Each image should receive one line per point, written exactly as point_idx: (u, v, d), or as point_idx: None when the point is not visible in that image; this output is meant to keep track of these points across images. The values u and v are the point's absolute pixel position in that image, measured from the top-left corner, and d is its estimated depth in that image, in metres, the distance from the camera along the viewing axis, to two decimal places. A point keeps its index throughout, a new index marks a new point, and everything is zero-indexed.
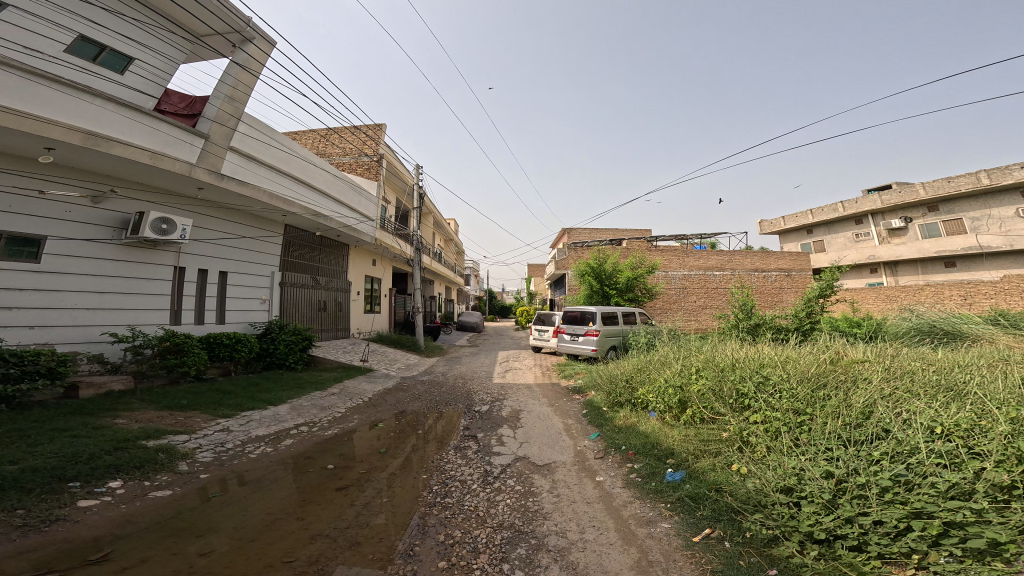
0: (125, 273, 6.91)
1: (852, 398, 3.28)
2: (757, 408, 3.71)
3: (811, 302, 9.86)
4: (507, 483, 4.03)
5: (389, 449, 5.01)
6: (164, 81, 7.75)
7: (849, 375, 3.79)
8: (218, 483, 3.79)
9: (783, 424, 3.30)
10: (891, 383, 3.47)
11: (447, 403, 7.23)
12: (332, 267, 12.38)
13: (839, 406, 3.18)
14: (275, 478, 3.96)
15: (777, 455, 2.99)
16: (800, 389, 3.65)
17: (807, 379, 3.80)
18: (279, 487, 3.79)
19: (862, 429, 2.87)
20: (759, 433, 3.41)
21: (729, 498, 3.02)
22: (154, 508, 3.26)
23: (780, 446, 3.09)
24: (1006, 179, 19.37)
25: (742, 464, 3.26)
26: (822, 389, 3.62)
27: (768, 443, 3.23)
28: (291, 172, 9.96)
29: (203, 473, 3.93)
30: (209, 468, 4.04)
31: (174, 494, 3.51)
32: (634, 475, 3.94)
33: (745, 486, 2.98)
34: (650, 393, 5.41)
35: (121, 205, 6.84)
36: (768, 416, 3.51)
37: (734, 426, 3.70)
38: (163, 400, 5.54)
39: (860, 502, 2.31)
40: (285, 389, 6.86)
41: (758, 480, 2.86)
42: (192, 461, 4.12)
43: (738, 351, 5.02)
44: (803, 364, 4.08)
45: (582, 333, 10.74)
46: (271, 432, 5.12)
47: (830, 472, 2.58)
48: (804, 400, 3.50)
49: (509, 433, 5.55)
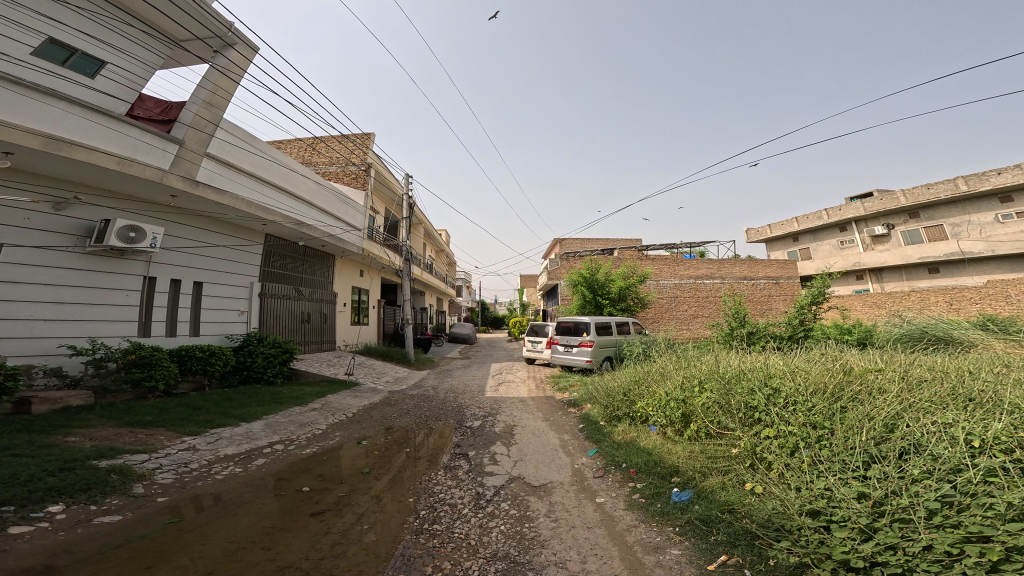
0: (87, 283, 6.45)
1: (874, 409, 3.05)
2: (769, 423, 3.47)
3: (804, 309, 9.77)
4: (501, 507, 3.70)
5: (373, 469, 4.61)
6: (139, 85, 7.47)
7: (864, 386, 3.54)
8: (180, 507, 3.39)
9: (801, 440, 3.07)
10: (912, 393, 3.25)
11: (437, 418, 6.84)
12: (316, 278, 11.95)
13: (861, 419, 2.96)
14: (244, 502, 3.56)
15: (798, 475, 2.79)
16: (813, 397, 3.46)
17: (821, 390, 3.55)
18: (247, 513, 3.38)
19: (892, 445, 2.65)
20: (775, 448, 3.19)
21: (747, 521, 2.76)
22: (100, 536, 2.86)
23: (800, 464, 2.89)
24: (983, 185, 20.07)
25: (758, 484, 3.03)
26: (838, 400, 3.38)
27: (784, 459, 3.03)
28: (271, 179, 9.60)
29: (160, 496, 3.51)
30: (168, 490, 3.62)
31: (124, 520, 3.09)
32: (637, 495, 3.66)
33: (764, 507, 2.74)
34: (651, 406, 5.13)
35: (87, 212, 6.42)
36: (779, 428, 3.31)
37: (745, 441, 3.44)
38: (124, 416, 5.06)
39: (904, 527, 2.09)
40: (261, 405, 6.40)
41: (780, 501, 2.64)
42: (149, 483, 3.69)
43: (741, 361, 4.79)
44: (813, 372, 3.86)
45: (576, 344, 10.47)
46: (242, 451, 4.70)
47: (864, 494, 2.35)
48: (816, 407, 3.31)
49: (502, 450, 5.22)
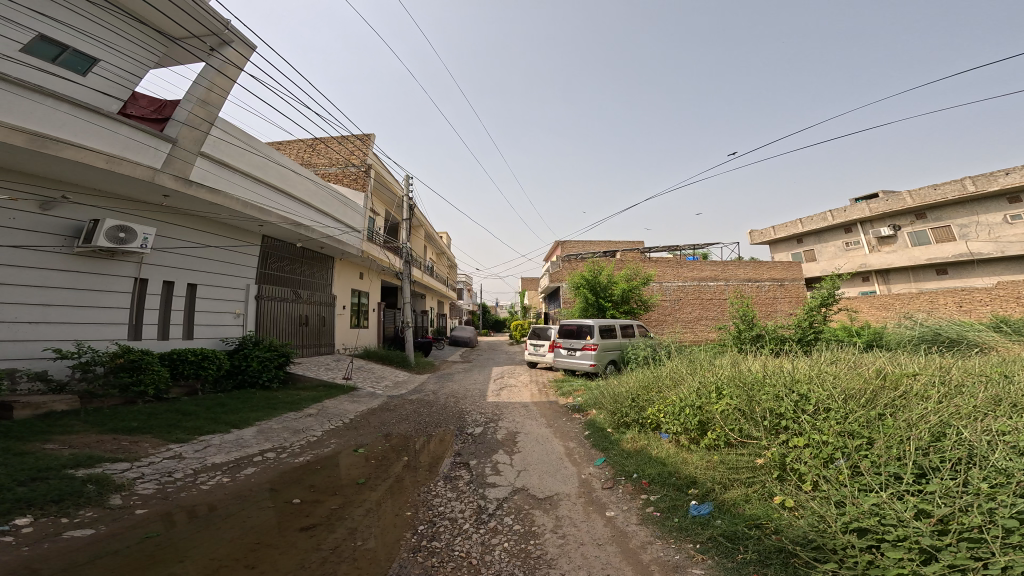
0: (75, 285, 6.26)
1: (919, 415, 2.81)
2: (798, 431, 3.23)
3: (813, 312, 9.46)
4: (505, 522, 3.44)
5: (369, 479, 4.36)
6: (132, 84, 7.32)
7: (901, 390, 3.28)
8: (159, 520, 3.14)
9: (839, 450, 2.83)
10: (958, 399, 2.99)
11: (437, 425, 6.58)
12: (314, 280, 11.75)
13: (905, 427, 2.72)
14: (228, 516, 3.30)
15: (838, 488, 2.56)
16: (845, 402, 3.22)
17: (854, 394, 3.30)
18: (230, 527, 3.13)
19: (947, 456, 2.41)
20: (807, 459, 2.95)
21: (780, 538, 2.54)
22: (67, 552, 2.62)
23: (838, 476, 2.66)
24: (992, 186, 19.75)
25: (791, 499, 2.79)
26: (873, 406, 3.14)
27: (819, 470, 2.80)
28: (268, 179, 9.44)
29: (139, 508, 3.27)
30: (149, 502, 3.38)
31: (97, 534, 2.86)
32: (652, 509, 3.40)
33: (801, 524, 2.51)
34: (663, 412, 4.88)
35: (74, 212, 6.24)
36: (810, 436, 3.08)
37: (772, 451, 3.20)
38: (110, 422, 4.82)
39: (975, 548, 1.86)
40: (254, 410, 6.16)
41: (820, 518, 2.42)
42: (128, 494, 3.45)
43: (760, 364, 4.54)
44: (841, 376, 3.60)
45: (579, 347, 10.22)
46: (230, 459, 4.46)
47: (923, 511, 2.12)
48: (849, 413, 3.07)
49: (505, 459, 4.97)
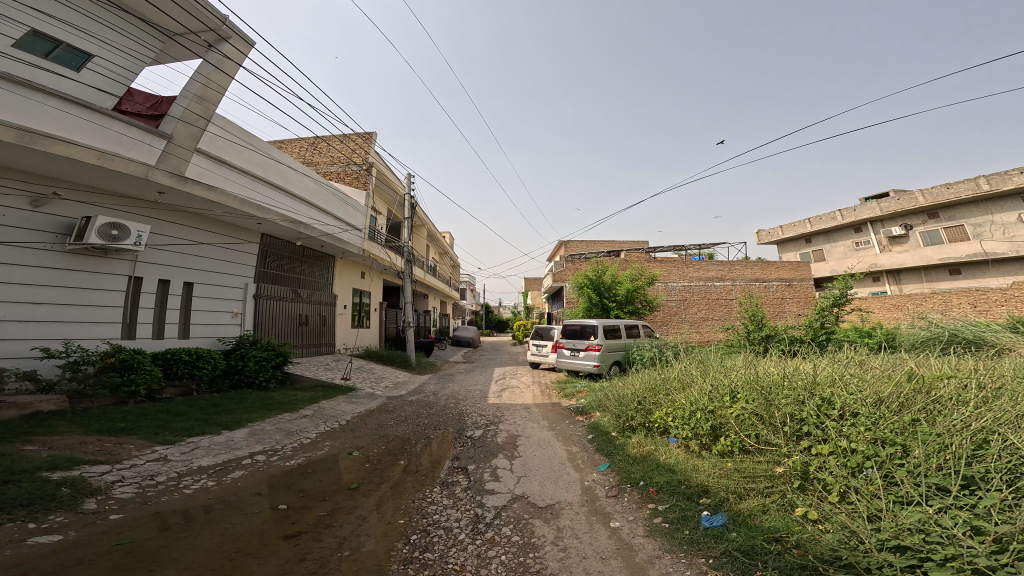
0: (66, 283, 6.15)
1: (959, 420, 2.58)
2: (821, 437, 3.02)
3: (825, 313, 9.13)
4: (502, 533, 3.24)
5: (362, 484, 4.17)
6: (127, 80, 7.24)
7: (934, 392, 3.03)
8: (133, 526, 2.97)
9: (870, 459, 2.61)
10: (1000, 402, 2.74)
11: (436, 427, 6.39)
12: (315, 279, 11.61)
13: (945, 434, 2.50)
14: (208, 522, 3.12)
15: (871, 501, 2.36)
16: (873, 406, 2.99)
17: (882, 397, 3.06)
18: (209, 534, 2.95)
19: (997, 467, 2.20)
20: (832, 466, 2.74)
21: (806, 554, 2.35)
22: (30, 560, 2.45)
23: (869, 487, 2.46)
24: (1007, 184, 19.21)
25: (817, 513, 2.59)
26: (905, 409, 2.91)
27: (847, 480, 2.59)
28: (267, 177, 9.33)
29: (114, 513, 3.10)
30: (126, 507, 3.22)
31: (64, 541, 2.69)
32: (660, 520, 3.18)
33: (829, 540, 2.31)
34: (671, 416, 4.64)
35: (67, 209, 6.14)
36: (835, 442, 2.87)
37: (793, 459, 2.98)
38: (96, 422, 4.68)
39: None
40: (248, 411, 6.01)
41: (854, 536, 2.22)
42: (104, 498, 3.29)
43: (777, 366, 4.28)
44: (867, 379, 3.35)
45: (582, 347, 10.01)
46: (218, 462, 4.30)
47: (977, 530, 1.92)
48: (878, 418, 2.84)
49: (504, 464, 4.77)
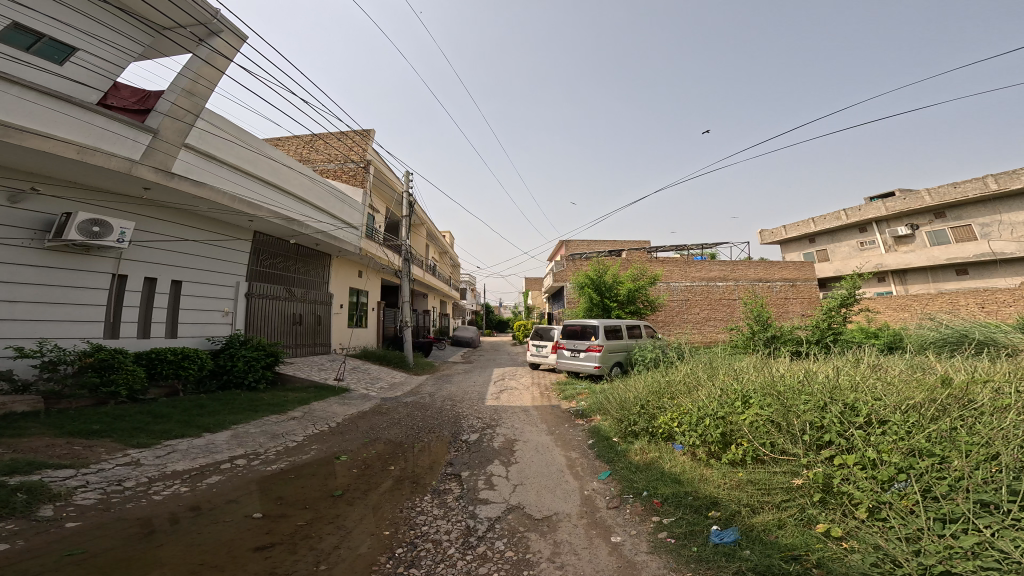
0: (46, 281, 5.95)
1: (1007, 428, 2.33)
2: (845, 446, 2.77)
3: (833, 314, 8.83)
4: (495, 547, 2.99)
5: (346, 491, 3.93)
6: (113, 74, 7.04)
7: (972, 396, 2.75)
8: (90, 536, 2.74)
9: (905, 472, 2.37)
10: None
11: (429, 431, 6.14)
12: (309, 278, 11.40)
13: (991, 445, 2.26)
14: (173, 533, 2.88)
15: (908, 520, 2.13)
16: (904, 413, 2.75)
17: (914, 402, 2.80)
18: (171, 546, 2.71)
19: None
20: (860, 479, 2.51)
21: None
22: None
23: (904, 503, 2.23)
24: (1016, 184, 18.89)
25: (844, 531, 2.35)
26: (940, 415, 2.66)
27: (877, 496, 2.36)
28: (258, 173, 9.14)
29: (71, 521, 2.88)
30: (85, 514, 2.99)
31: (10, 552, 2.47)
32: (664, 535, 2.94)
33: (862, 563, 2.09)
34: (677, 422, 4.39)
35: (47, 205, 5.95)
36: (862, 453, 2.63)
37: (814, 470, 2.74)
38: (68, 424, 4.46)
39: None
40: (233, 413, 5.79)
41: (892, 559, 2.00)
42: (63, 505, 3.06)
43: (790, 369, 4.04)
44: (895, 384, 3.09)
45: (583, 348, 9.78)
46: (194, 467, 4.07)
47: None
48: (912, 426, 2.60)
49: (500, 471, 4.53)
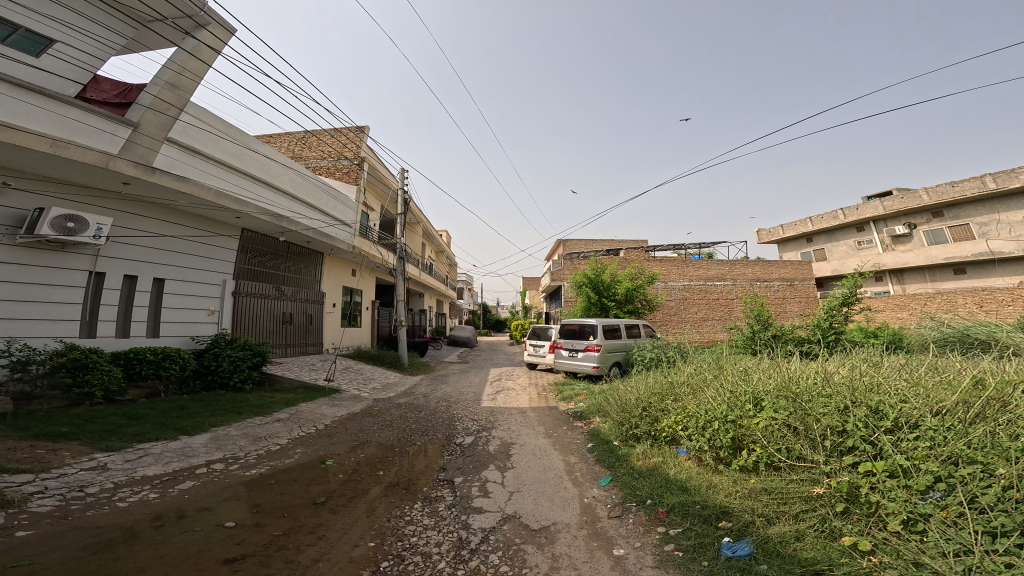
0: (17, 279, 5.66)
1: None
2: (871, 452, 2.57)
3: (835, 313, 8.65)
4: (488, 561, 2.76)
5: (330, 498, 3.68)
6: (94, 66, 6.75)
7: (1009, 399, 2.55)
8: (39, 547, 2.49)
9: (942, 481, 2.18)
10: None
11: (421, 434, 5.89)
12: (300, 276, 11.12)
13: None
14: (133, 544, 2.63)
15: (949, 534, 1.94)
16: (936, 416, 2.55)
17: (948, 405, 2.59)
18: (129, 560, 2.46)
19: None
20: (893, 489, 2.30)
21: None
22: None
23: (943, 515, 2.05)
24: (1014, 183, 18.90)
25: (875, 546, 2.15)
26: (979, 420, 2.45)
27: (914, 507, 2.16)
28: (246, 169, 8.86)
29: (21, 531, 2.63)
30: (40, 523, 2.75)
31: None
32: (671, 547, 2.72)
33: None
34: (681, 426, 4.18)
35: (19, 199, 5.67)
36: (890, 460, 2.43)
37: (838, 479, 2.52)
38: (33, 426, 4.19)
39: None
40: (214, 414, 5.53)
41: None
42: (15, 513, 2.81)
43: (803, 370, 3.83)
44: (922, 386, 2.89)
45: (581, 348, 9.57)
46: (167, 472, 3.81)
47: None
48: (948, 430, 2.40)
49: (495, 476, 4.31)
